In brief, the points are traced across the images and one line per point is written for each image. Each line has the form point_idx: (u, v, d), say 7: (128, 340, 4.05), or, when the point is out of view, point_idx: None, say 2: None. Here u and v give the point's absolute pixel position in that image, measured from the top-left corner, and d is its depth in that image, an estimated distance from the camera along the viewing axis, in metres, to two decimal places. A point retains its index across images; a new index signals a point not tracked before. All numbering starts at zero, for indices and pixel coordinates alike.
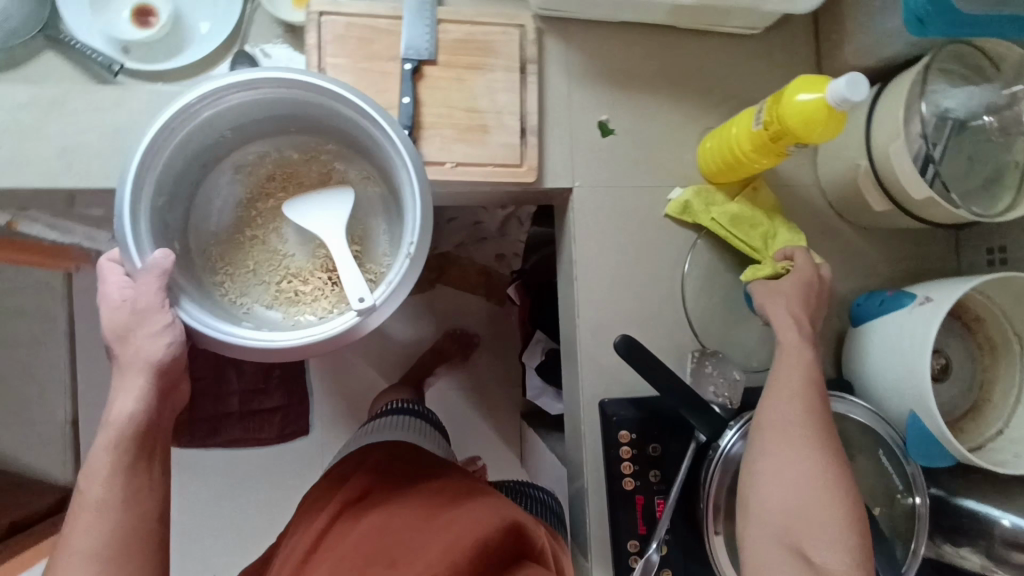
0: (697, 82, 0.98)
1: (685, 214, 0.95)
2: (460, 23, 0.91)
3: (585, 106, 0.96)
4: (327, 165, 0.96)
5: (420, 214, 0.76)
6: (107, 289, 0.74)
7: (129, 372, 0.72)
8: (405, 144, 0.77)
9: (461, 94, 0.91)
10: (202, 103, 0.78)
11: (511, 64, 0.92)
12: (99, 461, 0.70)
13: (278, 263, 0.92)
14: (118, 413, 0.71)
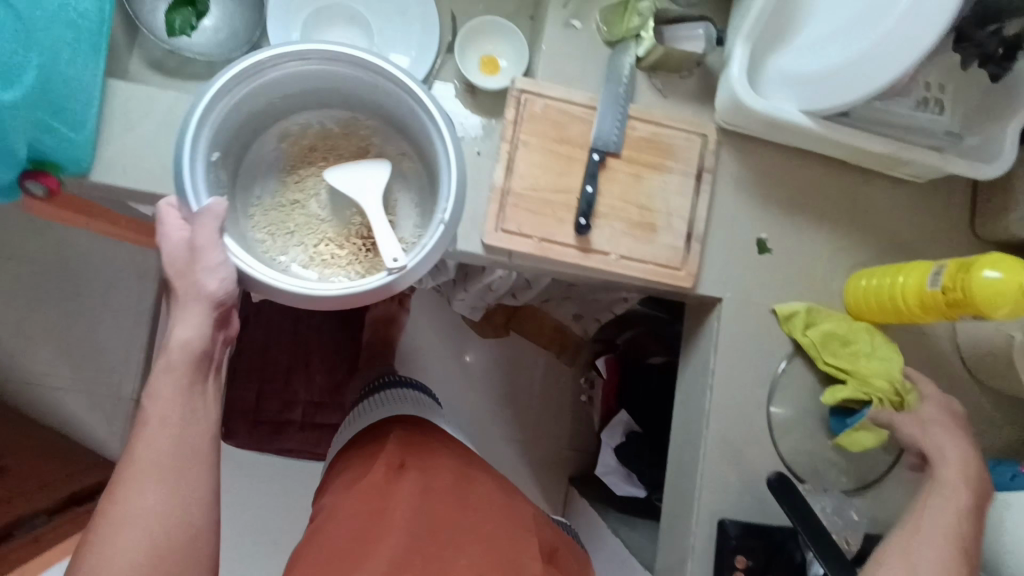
0: (854, 215, 1.00)
1: (801, 324, 0.96)
2: (648, 123, 0.94)
3: (748, 221, 0.98)
4: (366, 141, 0.99)
5: (455, 182, 0.80)
6: (163, 238, 0.77)
7: (191, 301, 0.76)
8: (444, 121, 0.82)
9: (636, 191, 0.93)
10: (275, 60, 0.82)
11: (688, 170, 0.95)
12: (151, 438, 0.73)
13: (311, 225, 0.95)
14: (181, 339, 0.75)
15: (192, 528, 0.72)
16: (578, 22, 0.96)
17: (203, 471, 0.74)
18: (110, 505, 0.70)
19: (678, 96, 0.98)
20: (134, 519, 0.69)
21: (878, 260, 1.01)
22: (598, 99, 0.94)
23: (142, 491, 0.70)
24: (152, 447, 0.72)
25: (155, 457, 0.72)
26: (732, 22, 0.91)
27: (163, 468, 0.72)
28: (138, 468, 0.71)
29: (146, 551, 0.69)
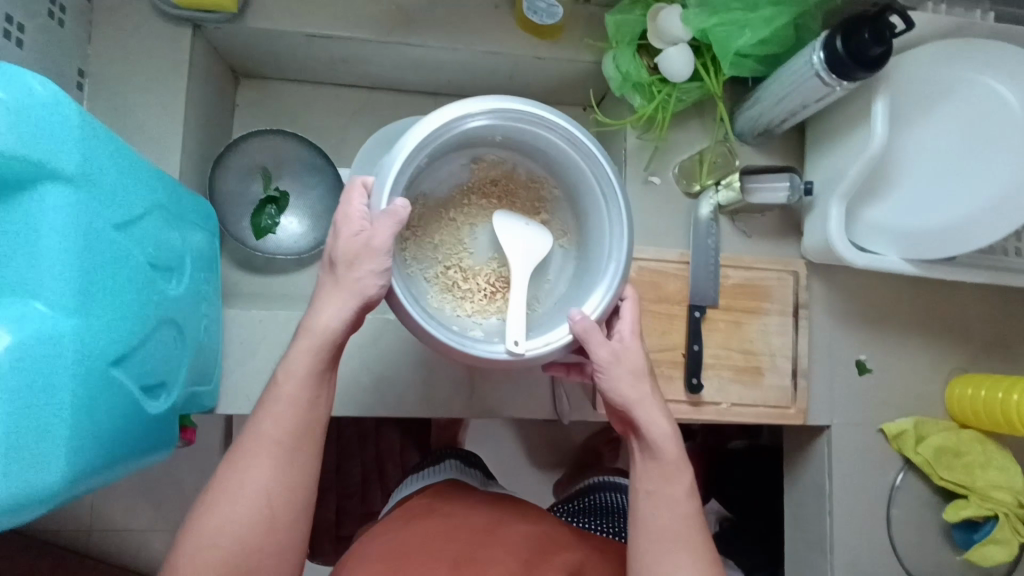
0: (946, 322, 1.02)
1: (912, 441, 0.98)
2: (740, 268, 0.96)
3: (845, 346, 0.99)
4: (539, 211, 0.82)
5: (603, 305, 0.69)
6: (341, 208, 0.63)
7: (342, 286, 0.62)
8: (629, 233, 0.69)
9: (739, 338, 0.95)
10: (483, 116, 0.67)
11: (785, 308, 0.97)
12: (301, 360, 0.62)
13: (455, 258, 0.80)
14: (323, 318, 0.62)
15: (278, 536, 0.62)
16: (656, 177, 0.98)
17: (303, 448, 0.64)
18: (260, 429, 0.62)
19: (762, 233, 0.99)
20: (254, 456, 0.61)
21: (975, 363, 1.02)
22: (689, 252, 0.96)
23: (264, 420, 0.62)
24: (290, 385, 0.63)
25: (314, 355, 0.62)
26: (812, 172, 0.94)
27: (282, 419, 0.62)
28: (263, 445, 0.62)
29: (257, 517, 0.61)
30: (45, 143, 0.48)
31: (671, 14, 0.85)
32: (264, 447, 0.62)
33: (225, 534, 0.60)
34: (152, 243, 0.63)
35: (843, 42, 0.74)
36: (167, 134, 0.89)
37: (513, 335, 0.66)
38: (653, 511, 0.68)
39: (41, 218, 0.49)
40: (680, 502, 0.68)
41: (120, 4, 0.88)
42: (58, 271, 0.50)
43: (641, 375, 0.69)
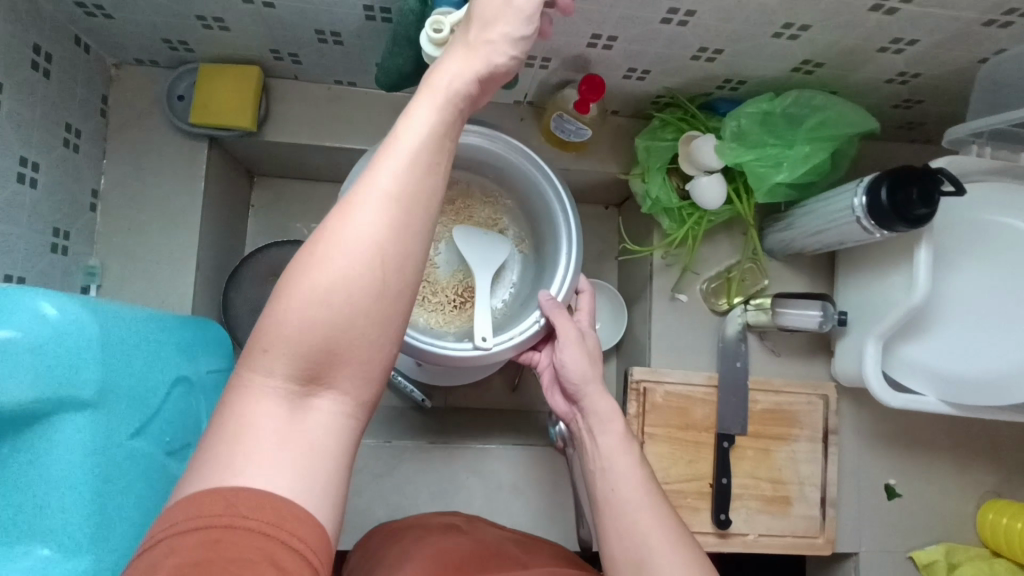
0: (983, 444, 0.98)
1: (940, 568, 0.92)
2: (769, 392, 0.93)
3: (875, 470, 0.96)
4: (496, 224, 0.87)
5: (565, 286, 0.76)
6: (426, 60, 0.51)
7: (470, 44, 0.51)
8: (578, 225, 0.77)
9: (767, 466, 0.92)
10: None
11: (815, 435, 0.93)
12: (421, 101, 0.47)
13: (422, 270, 0.84)
14: (443, 74, 0.48)
15: (357, 346, 0.43)
16: (683, 296, 0.95)
17: (421, 214, 0.45)
18: (336, 235, 0.43)
19: (789, 351, 0.96)
20: (369, 204, 0.43)
21: (1010, 486, 0.98)
22: (717, 376, 0.93)
23: (382, 168, 0.44)
24: (411, 126, 0.46)
25: (427, 134, 0.46)
26: (845, 297, 0.91)
27: (416, 188, 0.45)
28: (379, 204, 0.43)
29: (341, 278, 0.42)
30: (63, 376, 0.47)
31: (704, 143, 0.82)
32: (411, 206, 0.44)
33: (334, 301, 0.42)
34: (171, 428, 0.61)
35: (888, 194, 0.71)
36: (182, 252, 0.87)
37: (481, 332, 0.73)
38: (615, 485, 0.65)
39: (52, 451, 0.47)
40: (631, 471, 0.66)
41: (137, 120, 0.87)
42: (71, 507, 0.48)
43: (595, 359, 0.73)
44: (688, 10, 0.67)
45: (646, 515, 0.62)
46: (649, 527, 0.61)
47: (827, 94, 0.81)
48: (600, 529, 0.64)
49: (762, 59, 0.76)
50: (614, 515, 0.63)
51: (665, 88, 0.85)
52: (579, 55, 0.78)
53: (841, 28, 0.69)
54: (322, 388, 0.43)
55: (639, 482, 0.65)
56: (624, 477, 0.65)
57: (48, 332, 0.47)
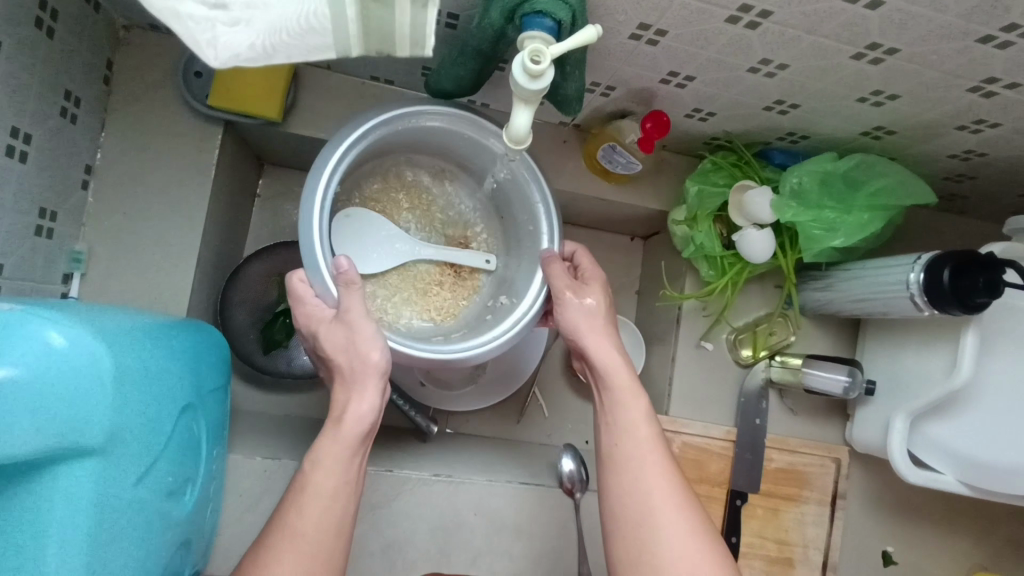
0: (975, 519, 0.98)
1: None
2: (784, 452, 0.91)
3: (871, 537, 0.95)
4: (412, 186, 0.79)
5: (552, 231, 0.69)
6: (299, 312, 0.61)
7: (354, 376, 0.60)
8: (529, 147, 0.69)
9: (774, 527, 0.90)
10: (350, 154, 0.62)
11: (823, 498, 0.92)
12: (330, 450, 0.57)
13: (410, 278, 0.75)
14: (353, 415, 0.59)
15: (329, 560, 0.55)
16: (709, 343, 0.93)
17: (340, 502, 0.57)
18: (295, 519, 0.55)
19: (805, 408, 0.95)
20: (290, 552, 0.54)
21: (996, 561, 0.98)
22: (734, 430, 0.90)
23: (303, 514, 0.55)
24: (330, 479, 0.57)
25: (330, 489, 0.56)
26: (871, 365, 0.90)
27: (323, 516, 0.56)
28: (295, 542, 0.54)
29: (309, 545, 0.55)
30: (63, 421, 0.38)
31: (760, 196, 0.77)
32: (322, 529, 0.55)
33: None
34: (174, 466, 0.52)
35: (951, 276, 0.69)
36: (180, 248, 0.77)
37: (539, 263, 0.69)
38: (633, 431, 0.62)
39: (48, 506, 0.39)
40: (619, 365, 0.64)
41: (144, 92, 0.77)
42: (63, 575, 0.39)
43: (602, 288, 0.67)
44: (781, 63, 0.62)
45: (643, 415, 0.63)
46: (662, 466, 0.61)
47: (887, 160, 0.79)
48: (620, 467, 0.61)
49: (835, 118, 0.73)
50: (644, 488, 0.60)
51: (723, 131, 0.81)
52: (646, 89, 0.73)
53: (932, 102, 0.65)
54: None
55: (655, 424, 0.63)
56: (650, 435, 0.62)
57: (50, 367, 0.38)
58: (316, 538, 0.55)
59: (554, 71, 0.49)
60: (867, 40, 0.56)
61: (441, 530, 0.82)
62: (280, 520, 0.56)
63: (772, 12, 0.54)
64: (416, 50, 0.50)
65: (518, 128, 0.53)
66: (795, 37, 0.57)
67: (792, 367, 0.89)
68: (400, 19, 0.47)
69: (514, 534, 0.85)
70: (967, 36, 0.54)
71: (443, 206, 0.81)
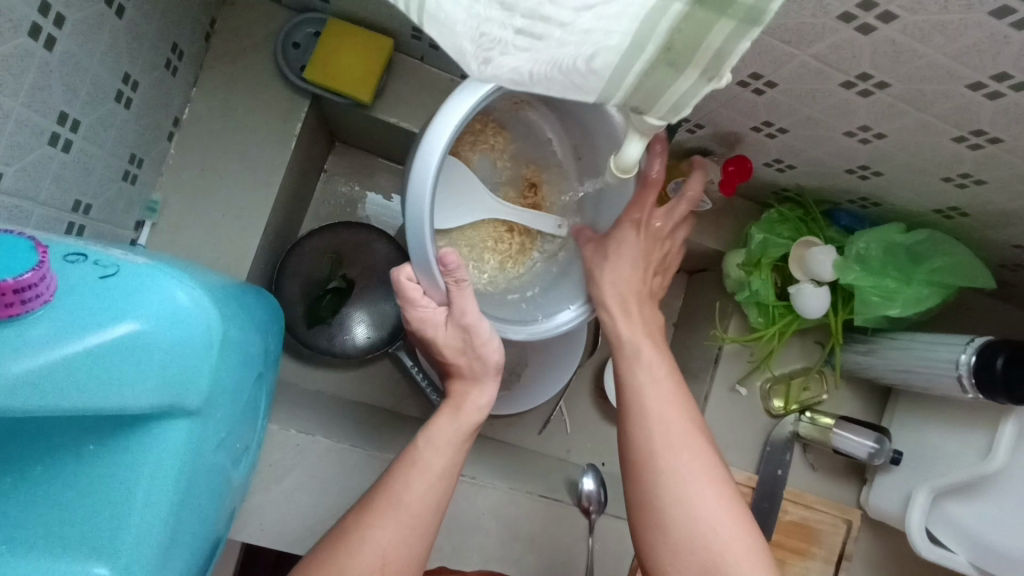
0: None
1: None
2: (799, 506, 0.92)
3: None
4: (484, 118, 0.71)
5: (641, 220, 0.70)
6: (411, 310, 0.63)
7: (475, 373, 0.67)
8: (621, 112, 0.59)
9: None
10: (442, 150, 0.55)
11: (829, 557, 0.93)
12: (446, 433, 0.64)
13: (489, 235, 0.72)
14: (475, 403, 0.67)
15: (426, 531, 0.60)
16: (743, 388, 0.94)
17: (446, 482, 0.62)
18: (402, 488, 0.61)
19: (824, 466, 0.96)
20: (388, 516, 0.59)
21: None
22: (755, 477, 0.92)
23: (410, 486, 0.61)
24: (443, 460, 0.63)
25: (440, 469, 0.62)
26: (899, 436, 0.91)
27: (427, 493, 0.61)
28: (399, 512, 0.59)
29: (406, 519, 0.60)
30: (177, 380, 0.39)
31: (824, 255, 0.78)
32: (424, 505, 0.61)
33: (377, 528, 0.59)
34: (241, 434, 0.53)
35: (1004, 365, 0.70)
36: (250, 212, 0.78)
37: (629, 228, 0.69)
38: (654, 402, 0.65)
39: (144, 461, 0.40)
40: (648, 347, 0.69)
41: (241, 55, 0.78)
42: (145, 529, 0.40)
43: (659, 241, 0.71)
44: (879, 132, 0.63)
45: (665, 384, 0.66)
46: (677, 439, 0.63)
47: (954, 241, 0.80)
48: (640, 437, 0.64)
49: (913, 192, 0.74)
50: (667, 459, 0.63)
51: (797, 184, 0.82)
52: (734, 133, 0.74)
53: (1015, 193, 0.66)
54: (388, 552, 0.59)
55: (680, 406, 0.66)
56: (672, 398, 0.66)
57: (175, 325, 0.40)
58: (429, 507, 0.61)
59: None
60: (973, 127, 0.57)
61: (457, 529, 0.83)
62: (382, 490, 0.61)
63: (888, 84, 0.55)
64: (669, 115, 0.43)
65: (627, 158, 0.54)
66: (903, 112, 0.58)
67: (821, 426, 0.90)
68: (675, 88, 0.40)
69: (526, 545, 0.86)
70: None
71: (513, 139, 0.75)
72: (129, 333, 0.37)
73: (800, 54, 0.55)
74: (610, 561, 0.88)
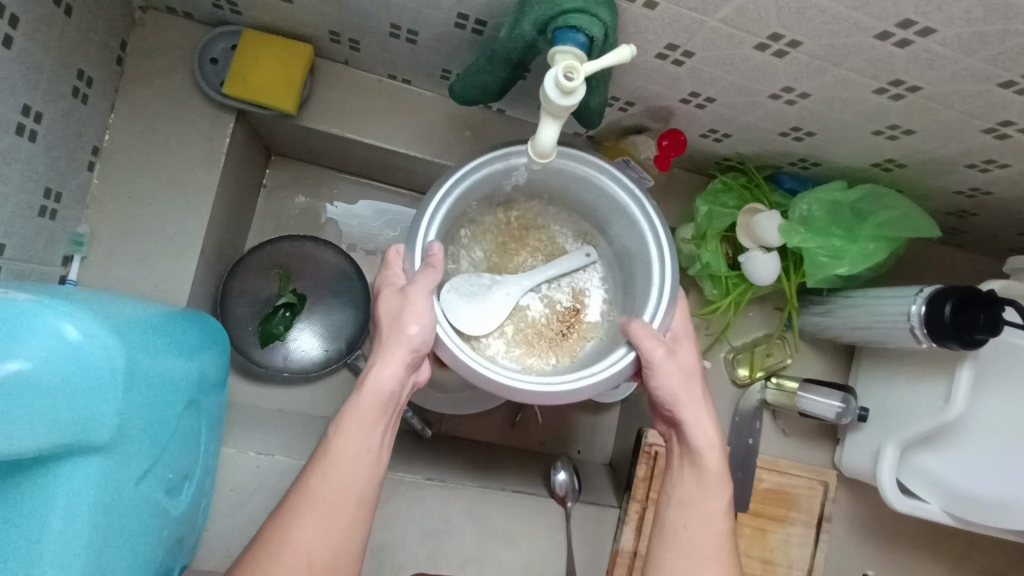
0: (954, 548, 1.00)
1: None
2: (774, 473, 0.92)
3: (854, 561, 0.96)
4: (543, 225, 0.77)
5: (661, 307, 0.65)
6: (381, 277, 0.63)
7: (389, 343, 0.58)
8: (655, 214, 0.67)
9: (760, 546, 0.91)
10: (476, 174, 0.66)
11: (810, 520, 0.92)
12: (355, 418, 0.56)
13: (521, 318, 0.72)
14: (376, 381, 0.57)
15: (350, 526, 0.54)
16: (707, 361, 0.94)
17: (368, 469, 0.56)
18: (316, 483, 0.54)
19: (795, 430, 0.96)
20: (309, 519, 0.53)
21: None
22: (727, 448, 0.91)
23: (325, 480, 0.54)
24: (352, 447, 0.56)
25: (353, 452, 0.55)
26: (864, 392, 0.91)
27: (344, 483, 0.55)
28: (317, 507, 0.53)
29: (326, 514, 0.54)
30: (75, 417, 0.40)
31: (769, 220, 0.78)
32: (345, 495, 0.55)
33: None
34: (172, 460, 0.53)
35: (952, 311, 0.70)
36: (185, 235, 0.76)
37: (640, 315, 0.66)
38: (697, 462, 0.64)
39: (53, 493, 0.41)
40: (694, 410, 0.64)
41: (157, 76, 0.75)
42: (63, 561, 0.42)
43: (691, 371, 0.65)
44: (803, 91, 0.63)
45: (705, 444, 0.64)
46: (707, 503, 0.63)
47: (896, 193, 0.80)
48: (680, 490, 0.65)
49: (849, 149, 0.73)
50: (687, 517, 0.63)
51: (737, 153, 0.82)
52: (665, 107, 0.73)
53: (945, 139, 0.66)
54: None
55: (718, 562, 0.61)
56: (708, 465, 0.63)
57: (69, 360, 0.40)
58: (352, 503, 0.55)
59: (585, 88, 0.49)
60: (891, 76, 0.57)
61: (432, 534, 0.83)
62: (299, 486, 0.55)
63: (801, 42, 0.55)
64: None
65: (544, 143, 0.53)
66: (821, 68, 0.58)
67: (788, 391, 0.90)
68: None
69: (504, 542, 0.85)
70: (990, 80, 0.54)
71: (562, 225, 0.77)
72: (15, 374, 0.38)
73: (709, 20, 0.54)
74: (592, 549, 0.88)
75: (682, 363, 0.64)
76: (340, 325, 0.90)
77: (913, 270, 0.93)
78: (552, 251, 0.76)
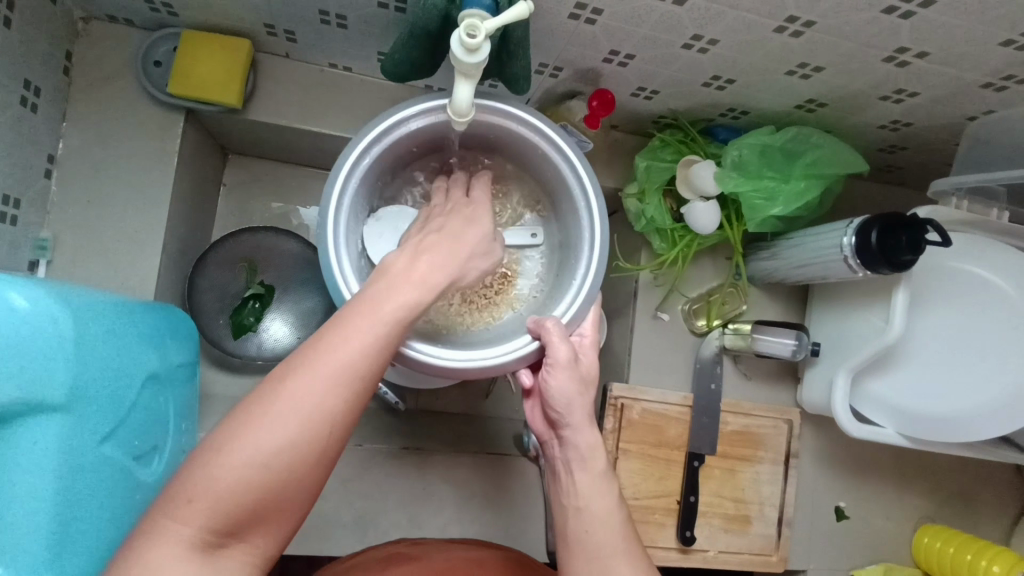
0: (921, 471, 1.04)
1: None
2: (738, 415, 0.96)
3: (824, 493, 1.00)
4: (492, 184, 0.78)
5: (573, 308, 0.66)
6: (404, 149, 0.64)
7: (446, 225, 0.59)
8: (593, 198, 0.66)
9: (731, 486, 0.95)
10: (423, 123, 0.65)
11: (777, 457, 0.96)
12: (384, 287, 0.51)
13: None
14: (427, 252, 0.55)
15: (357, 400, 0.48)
16: (665, 314, 0.97)
17: (377, 348, 0.48)
18: (326, 344, 0.47)
19: (757, 373, 1.00)
20: (309, 382, 0.45)
21: (940, 512, 1.04)
22: (691, 396, 0.94)
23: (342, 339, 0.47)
24: (371, 317, 0.49)
25: (394, 316, 0.49)
26: (817, 328, 0.95)
27: (357, 349, 0.47)
28: (325, 365, 0.46)
29: (337, 382, 0.46)
30: (32, 381, 0.47)
31: (705, 171, 0.82)
32: (353, 371, 0.47)
33: (248, 451, 0.43)
34: (138, 431, 0.60)
35: (878, 236, 0.74)
36: (147, 233, 0.79)
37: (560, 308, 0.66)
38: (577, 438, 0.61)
39: (23, 445, 0.48)
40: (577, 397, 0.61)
41: (104, 83, 0.78)
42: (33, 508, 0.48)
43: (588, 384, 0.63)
44: (711, 38, 0.66)
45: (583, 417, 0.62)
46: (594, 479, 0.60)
47: (824, 133, 0.83)
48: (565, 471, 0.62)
49: (769, 93, 0.77)
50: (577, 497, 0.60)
51: (669, 109, 0.85)
52: (592, 69, 0.77)
53: (853, 73, 0.70)
54: (238, 541, 0.45)
55: (620, 530, 0.59)
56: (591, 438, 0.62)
57: (25, 330, 0.47)
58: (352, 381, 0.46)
59: (490, 45, 0.52)
60: (785, 14, 0.60)
61: (412, 499, 0.86)
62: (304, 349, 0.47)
63: None
64: None
65: (460, 102, 0.56)
66: (720, 12, 0.61)
67: (743, 333, 0.93)
68: None
69: (482, 501, 0.89)
70: (874, 7, 0.58)
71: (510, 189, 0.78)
72: None
73: None
74: None
75: (581, 368, 0.63)
76: (308, 311, 0.93)
77: (854, 208, 0.97)
78: (501, 214, 0.78)
